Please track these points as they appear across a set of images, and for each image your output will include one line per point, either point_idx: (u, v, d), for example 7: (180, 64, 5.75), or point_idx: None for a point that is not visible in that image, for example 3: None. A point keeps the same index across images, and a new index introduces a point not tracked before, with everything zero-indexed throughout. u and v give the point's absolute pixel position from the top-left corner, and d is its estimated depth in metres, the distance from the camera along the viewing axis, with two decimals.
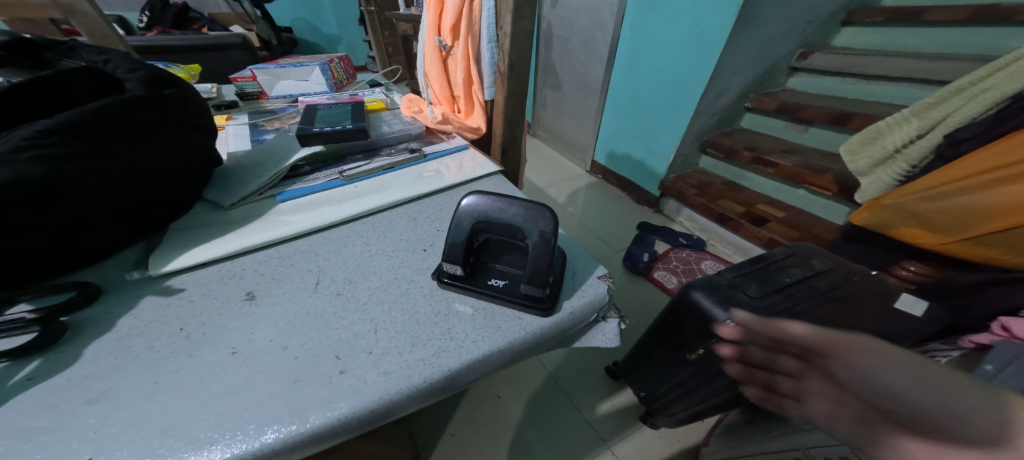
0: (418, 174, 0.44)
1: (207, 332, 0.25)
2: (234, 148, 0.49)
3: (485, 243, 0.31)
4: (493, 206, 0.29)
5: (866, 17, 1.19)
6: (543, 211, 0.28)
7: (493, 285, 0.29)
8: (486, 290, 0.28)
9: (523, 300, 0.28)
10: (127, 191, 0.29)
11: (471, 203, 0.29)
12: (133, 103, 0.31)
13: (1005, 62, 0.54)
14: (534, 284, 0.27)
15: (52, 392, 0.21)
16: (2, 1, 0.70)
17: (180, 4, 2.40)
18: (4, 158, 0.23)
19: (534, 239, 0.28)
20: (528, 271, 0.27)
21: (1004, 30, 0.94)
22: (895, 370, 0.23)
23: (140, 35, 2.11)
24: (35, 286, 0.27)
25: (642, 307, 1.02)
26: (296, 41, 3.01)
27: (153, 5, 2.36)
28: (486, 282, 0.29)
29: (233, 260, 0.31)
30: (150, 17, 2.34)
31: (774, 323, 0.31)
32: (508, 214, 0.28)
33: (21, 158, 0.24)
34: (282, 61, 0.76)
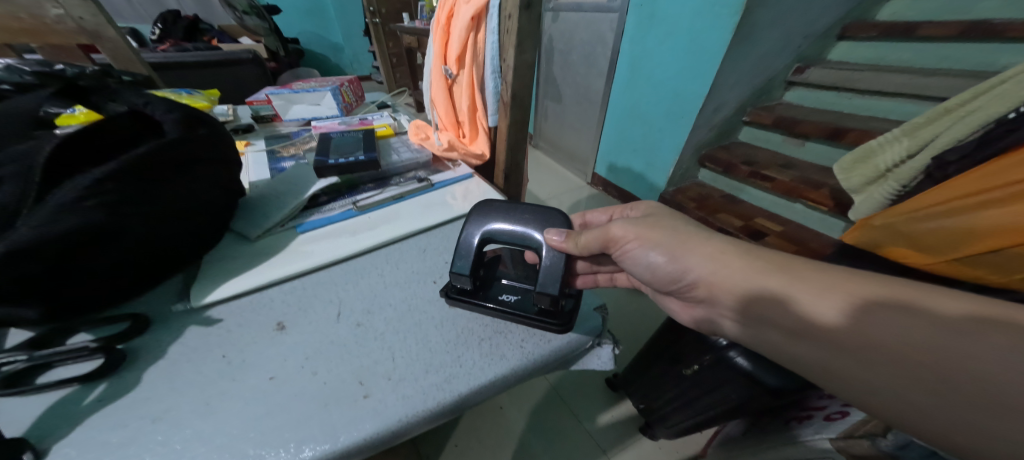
0: (428, 203, 0.47)
1: (246, 358, 0.28)
2: (255, 178, 0.52)
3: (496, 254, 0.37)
4: (498, 227, 0.33)
5: (860, 31, 1.22)
6: (555, 215, 0.33)
7: (506, 299, 0.33)
8: (496, 304, 0.32)
9: (537, 314, 0.31)
10: (162, 233, 0.32)
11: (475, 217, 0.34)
12: (173, 147, 0.34)
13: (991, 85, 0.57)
14: (543, 288, 0.30)
15: (120, 412, 0.24)
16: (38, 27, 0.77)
17: (191, 18, 2.56)
18: (68, 207, 0.26)
19: (551, 240, 0.32)
20: (539, 278, 0.31)
21: (995, 46, 0.97)
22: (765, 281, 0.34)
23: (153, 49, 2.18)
24: (92, 318, 0.30)
25: (642, 320, 1.03)
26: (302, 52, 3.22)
27: (166, 18, 2.52)
28: (500, 296, 0.33)
29: (263, 291, 0.35)
30: (161, 29, 2.47)
31: (642, 229, 0.40)
32: (510, 231, 0.33)
33: (85, 206, 0.27)
34: (294, 85, 0.78)
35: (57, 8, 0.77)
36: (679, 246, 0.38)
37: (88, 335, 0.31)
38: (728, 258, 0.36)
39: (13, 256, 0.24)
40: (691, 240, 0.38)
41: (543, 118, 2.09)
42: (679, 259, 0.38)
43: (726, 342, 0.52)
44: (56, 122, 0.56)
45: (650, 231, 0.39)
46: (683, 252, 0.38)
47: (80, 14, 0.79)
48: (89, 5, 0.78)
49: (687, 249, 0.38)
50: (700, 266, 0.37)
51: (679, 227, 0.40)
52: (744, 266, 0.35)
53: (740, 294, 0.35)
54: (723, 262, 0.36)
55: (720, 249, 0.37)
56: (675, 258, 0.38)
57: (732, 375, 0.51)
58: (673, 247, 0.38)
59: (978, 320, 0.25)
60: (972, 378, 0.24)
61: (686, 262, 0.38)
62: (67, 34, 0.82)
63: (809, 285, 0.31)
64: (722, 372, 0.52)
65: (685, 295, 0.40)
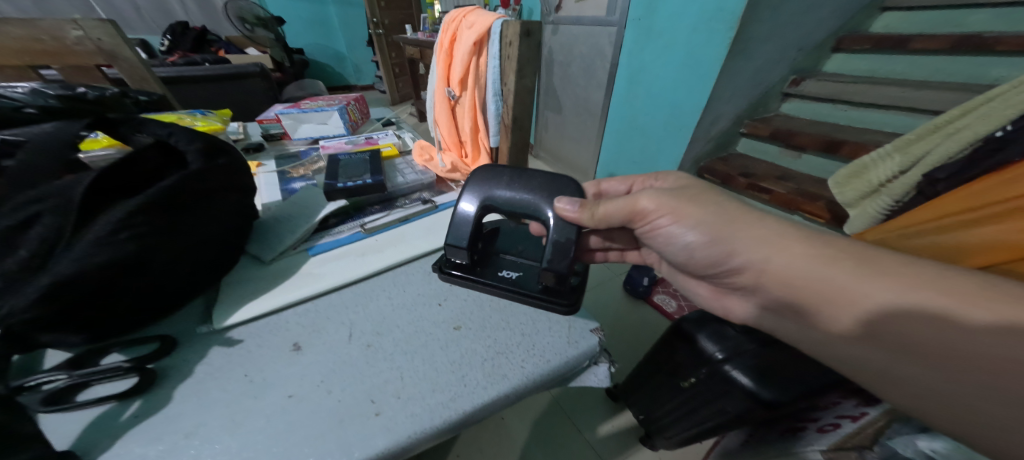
0: (432, 225, 0.49)
1: (267, 377, 0.31)
2: (267, 200, 0.55)
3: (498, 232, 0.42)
4: (503, 194, 0.36)
5: (853, 44, 1.24)
6: (564, 184, 0.36)
7: (510, 277, 0.38)
8: (499, 282, 0.37)
9: (541, 294, 0.36)
10: (185, 261, 0.35)
11: (479, 184, 0.37)
12: (195, 177, 0.36)
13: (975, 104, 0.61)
14: (555, 264, 0.34)
15: (157, 427, 0.27)
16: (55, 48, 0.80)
17: (198, 29, 2.82)
18: (105, 240, 0.29)
19: (562, 209, 0.35)
20: (547, 256, 0.35)
21: (987, 59, 0.99)
22: (818, 265, 0.35)
23: (162, 62, 2.25)
24: (124, 339, 0.33)
25: (641, 330, 1.05)
26: (307, 63, 3.37)
27: (174, 29, 2.77)
28: (505, 276, 0.37)
29: (279, 313, 0.37)
30: (171, 42, 2.75)
31: (677, 203, 0.42)
32: (516, 201, 0.36)
33: (119, 237, 0.30)
34: (303, 104, 0.82)
35: (76, 29, 0.81)
36: (715, 226, 0.40)
37: (119, 355, 0.33)
38: (785, 244, 0.37)
39: (58, 288, 0.27)
40: (742, 224, 0.39)
41: (543, 128, 2.13)
42: (720, 240, 0.41)
43: (722, 356, 0.54)
44: (81, 146, 0.59)
45: (682, 206, 0.42)
46: (720, 232, 0.40)
47: (98, 36, 0.83)
48: (108, 27, 0.83)
49: (738, 236, 0.39)
50: (750, 251, 0.39)
51: (723, 207, 0.41)
52: (808, 255, 0.36)
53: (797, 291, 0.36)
54: (785, 252, 0.37)
55: (778, 233, 0.38)
56: (716, 244, 0.41)
57: (726, 387, 0.53)
58: (715, 227, 0.40)
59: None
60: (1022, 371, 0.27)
61: (732, 245, 0.40)
62: (86, 55, 0.85)
63: (891, 286, 0.32)
64: (717, 385, 0.54)
65: (721, 276, 0.44)
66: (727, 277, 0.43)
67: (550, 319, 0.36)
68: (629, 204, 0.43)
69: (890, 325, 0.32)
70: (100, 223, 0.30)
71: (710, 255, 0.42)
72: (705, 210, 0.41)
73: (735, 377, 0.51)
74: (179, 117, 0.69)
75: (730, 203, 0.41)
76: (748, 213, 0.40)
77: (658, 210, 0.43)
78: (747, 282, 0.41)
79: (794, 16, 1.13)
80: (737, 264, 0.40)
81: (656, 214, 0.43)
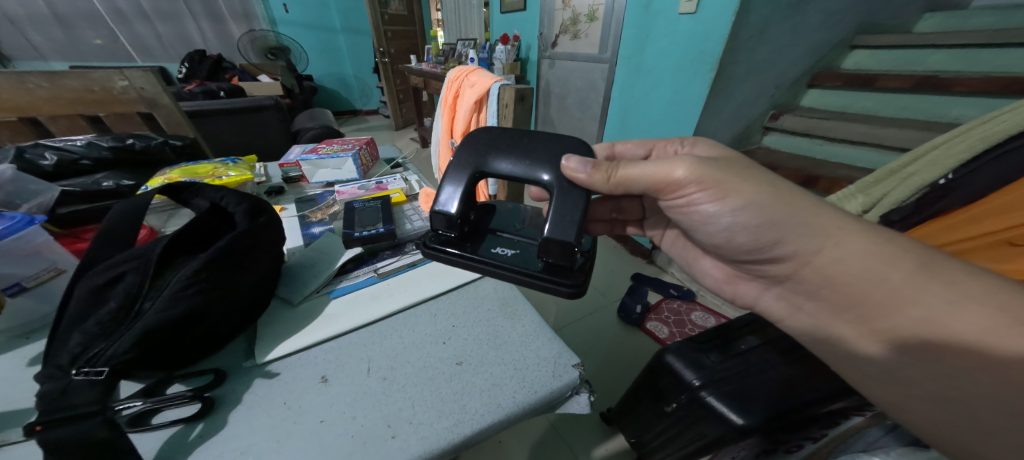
0: (438, 270, 0.56)
1: (301, 405, 0.37)
2: (291, 244, 0.63)
3: (483, 218, 0.48)
4: (504, 166, 0.41)
5: (826, 81, 1.33)
6: (569, 153, 0.40)
7: (504, 254, 0.42)
8: (500, 258, 0.41)
9: (543, 275, 0.39)
10: (232, 309, 0.43)
11: (488, 148, 0.42)
12: (246, 236, 0.45)
13: (924, 151, 0.66)
14: (558, 231, 0.37)
15: (217, 445, 0.34)
16: (103, 99, 0.91)
17: (214, 58, 3.15)
18: (180, 294, 0.38)
19: (579, 172, 0.39)
20: (550, 223, 0.38)
21: (946, 99, 1.08)
22: (865, 260, 0.41)
23: (182, 92, 2.40)
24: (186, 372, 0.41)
25: (634, 356, 1.10)
26: (316, 89, 3.66)
27: (193, 58, 3.11)
28: (504, 254, 0.42)
29: (308, 350, 0.44)
30: (189, 69, 3.07)
31: (721, 175, 0.44)
32: (511, 171, 0.40)
33: (189, 291, 0.39)
34: (321, 149, 0.88)
35: (123, 80, 0.91)
36: (754, 205, 0.44)
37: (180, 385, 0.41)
38: (845, 239, 0.42)
39: (147, 335, 0.35)
40: (792, 206, 0.43)
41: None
42: (760, 222, 0.45)
43: (699, 383, 0.59)
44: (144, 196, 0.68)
45: (724, 180, 0.44)
46: (750, 212, 0.45)
47: (142, 85, 0.93)
48: (149, 76, 0.92)
49: (797, 227, 0.43)
50: (800, 244, 0.44)
51: (774, 185, 0.44)
52: (869, 247, 0.41)
53: (845, 291, 0.42)
54: (845, 246, 0.42)
55: (843, 225, 0.42)
56: (757, 229, 0.46)
57: (705, 413, 0.58)
58: (753, 207, 0.44)
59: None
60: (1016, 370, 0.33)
61: (782, 236, 0.45)
62: (129, 103, 0.95)
63: (925, 303, 0.37)
64: (695, 410, 0.60)
65: (758, 265, 0.51)
66: (764, 265, 0.50)
67: (539, 355, 0.43)
68: (658, 171, 0.45)
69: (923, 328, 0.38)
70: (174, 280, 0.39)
71: (762, 241, 0.47)
72: (747, 185, 0.44)
73: (712, 404, 0.56)
74: (214, 167, 0.75)
75: (776, 183, 0.44)
76: (792, 196, 0.43)
77: (694, 179, 0.45)
78: (787, 272, 0.48)
79: (769, 57, 1.23)
80: (781, 253, 0.46)
81: (692, 184, 0.45)
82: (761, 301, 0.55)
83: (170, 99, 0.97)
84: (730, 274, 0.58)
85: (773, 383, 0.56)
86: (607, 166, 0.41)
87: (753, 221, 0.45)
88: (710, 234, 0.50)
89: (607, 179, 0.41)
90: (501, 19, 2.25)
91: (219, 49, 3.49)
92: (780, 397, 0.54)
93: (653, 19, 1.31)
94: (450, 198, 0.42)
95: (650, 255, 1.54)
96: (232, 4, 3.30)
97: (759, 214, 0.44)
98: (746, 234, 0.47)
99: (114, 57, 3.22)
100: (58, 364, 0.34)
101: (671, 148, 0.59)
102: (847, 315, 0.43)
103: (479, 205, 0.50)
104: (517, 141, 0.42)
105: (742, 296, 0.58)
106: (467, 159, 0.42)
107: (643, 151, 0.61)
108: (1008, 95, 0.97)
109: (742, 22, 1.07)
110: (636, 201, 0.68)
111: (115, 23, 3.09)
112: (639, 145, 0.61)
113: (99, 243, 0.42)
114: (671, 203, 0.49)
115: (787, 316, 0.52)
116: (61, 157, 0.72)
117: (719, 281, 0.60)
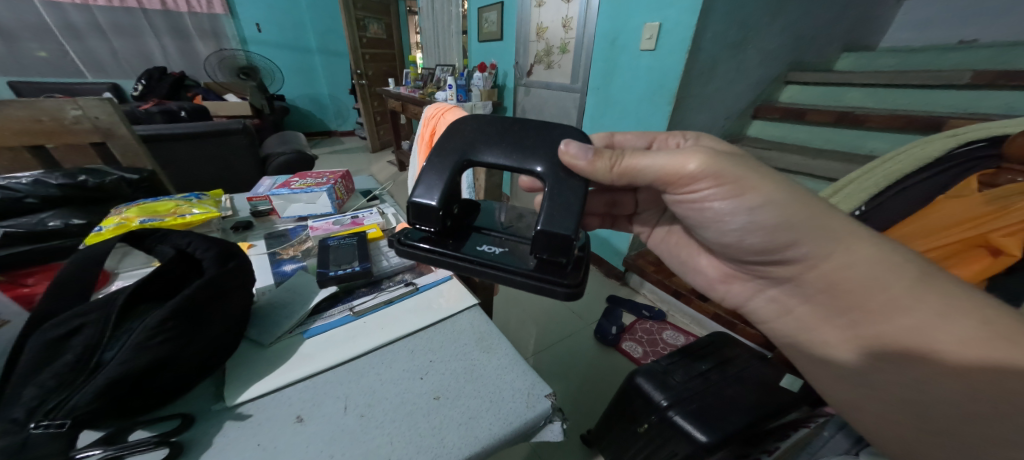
0: (415, 307, 0.57)
1: (277, 446, 0.38)
2: (262, 283, 0.62)
3: (465, 213, 0.49)
4: (496, 156, 0.40)
5: (767, 114, 1.48)
6: (573, 140, 0.41)
7: (489, 250, 0.42)
8: (486, 255, 0.41)
9: (534, 272, 0.39)
10: (200, 354, 0.42)
11: (475, 138, 0.42)
12: (215, 280, 0.45)
13: (847, 181, 0.79)
14: (554, 223, 0.37)
15: None
16: (55, 131, 0.87)
17: (177, 76, 3.04)
18: (145, 344, 0.38)
19: (583, 158, 0.40)
20: (544, 215, 0.38)
21: (864, 134, 1.23)
22: (867, 267, 0.43)
23: (138, 111, 2.29)
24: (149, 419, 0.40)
25: (609, 376, 1.13)
26: (287, 109, 3.61)
27: (151, 76, 2.98)
28: (491, 250, 0.42)
29: (282, 390, 0.44)
30: (146, 86, 2.94)
31: (738, 170, 0.45)
32: (505, 161, 0.40)
33: (155, 341, 0.38)
34: (294, 184, 0.88)
35: (76, 109, 0.86)
36: (772, 204, 0.46)
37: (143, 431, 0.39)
38: (853, 243, 0.44)
39: (114, 386, 0.35)
40: (809, 209, 0.45)
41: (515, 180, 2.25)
42: (778, 223, 0.46)
43: (666, 403, 0.63)
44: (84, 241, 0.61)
45: (744, 177, 0.45)
46: (768, 210, 0.46)
47: (97, 114, 0.89)
48: (107, 106, 0.89)
49: (812, 229, 0.45)
50: (814, 246, 0.45)
51: (794, 187, 0.45)
52: (870, 252, 0.43)
53: (843, 296, 0.45)
54: (853, 251, 0.44)
55: (853, 232, 0.44)
56: (773, 230, 0.47)
57: (673, 432, 0.61)
58: (772, 206, 0.45)
59: (989, 338, 0.37)
60: (974, 375, 0.37)
61: (799, 237, 0.46)
62: (81, 134, 0.89)
63: (920, 314, 0.40)
64: (665, 430, 0.63)
65: (764, 266, 0.53)
66: (769, 267, 0.52)
67: (513, 387, 0.45)
68: (671, 163, 0.46)
69: (904, 337, 0.41)
70: (139, 330, 0.39)
71: (776, 245, 0.48)
72: (767, 182, 0.45)
73: (680, 423, 0.60)
74: (176, 204, 0.73)
75: (796, 185, 0.45)
76: (811, 198, 0.45)
77: (707, 173, 0.45)
78: (790, 274, 0.50)
79: (719, 91, 1.37)
80: (793, 255, 0.48)
81: (705, 176, 0.46)
82: (753, 300, 0.58)
83: (128, 130, 0.94)
84: (727, 274, 0.61)
85: (732, 400, 0.62)
86: (612, 156, 0.43)
87: (770, 221, 0.46)
88: (716, 227, 0.51)
89: (608, 168, 0.42)
90: (479, 46, 2.35)
91: (182, 67, 3.38)
92: (740, 415, 0.60)
93: (618, 54, 1.43)
94: (428, 192, 0.41)
95: (623, 276, 1.61)
96: (200, 23, 3.25)
97: (775, 215, 0.46)
98: (761, 234, 0.48)
99: (59, 72, 3.05)
100: (12, 418, 0.33)
101: (672, 140, 0.60)
102: (836, 320, 0.47)
103: (462, 201, 0.50)
104: (507, 130, 0.41)
105: (734, 296, 0.60)
106: (454, 148, 0.42)
107: (644, 142, 0.62)
108: (908, 131, 1.12)
109: (695, 59, 1.19)
110: (630, 194, 0.70)
111: (65, 38, 2.96)
112: (639, 136, 0.62)
113: (53, 294, 0.42)
114: (683, 197, 0.50)
115: (775, 318, 0.56)
116: (5, 195, 0.68)
117: (713, 280, 0.63)
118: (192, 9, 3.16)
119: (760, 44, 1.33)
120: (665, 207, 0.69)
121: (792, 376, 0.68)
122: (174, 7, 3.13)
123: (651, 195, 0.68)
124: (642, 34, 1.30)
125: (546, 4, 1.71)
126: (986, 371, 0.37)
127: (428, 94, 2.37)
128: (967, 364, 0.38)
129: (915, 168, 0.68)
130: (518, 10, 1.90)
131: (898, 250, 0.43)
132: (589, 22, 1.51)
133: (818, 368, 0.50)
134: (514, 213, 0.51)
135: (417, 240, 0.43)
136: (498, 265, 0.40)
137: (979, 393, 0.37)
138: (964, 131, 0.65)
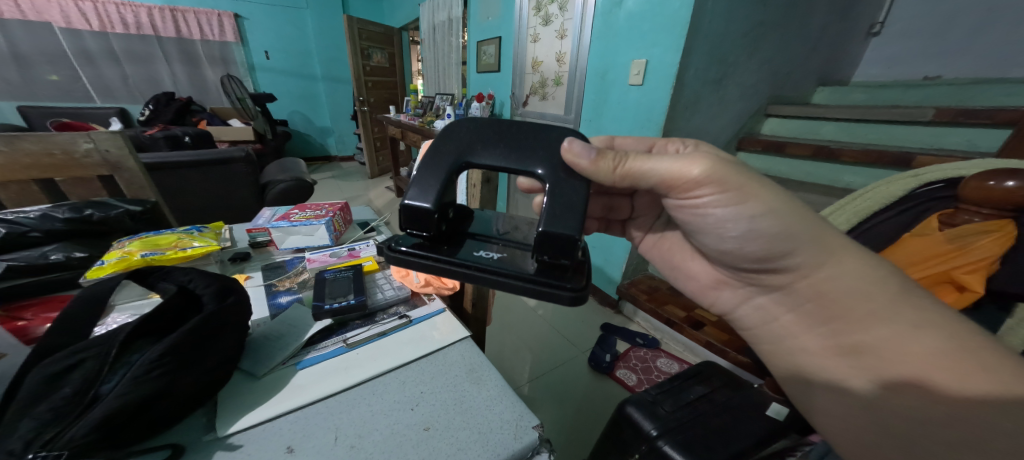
0: (407, 339, 0.59)
1: None
2: (257, 316, 0.63)
3: (457, 223, 0.50)
4: (493, 159, 0.42)
5: (750, 145, 1.56)
6: (578, 142, 0.43)
7: (487, 256, 0.44)
8: (483, 259, 0.43)
9: (532, 278, 0.40)
10: (196, 385, 0.44)
11: (473, 141, 0.44)
12: (215, 316, 0.47)
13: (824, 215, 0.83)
14: (556, 225, 0.39)
15: None
16: (65, 163, 0.90)
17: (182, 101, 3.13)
18: (142, 378, 0.39)
19: (586, 157, 0.43)
20: (545, 217, 0.40)
21: (842, 168, 1.30)
22: (849, 282, 0.45)
23: (141, 135, 2.33)
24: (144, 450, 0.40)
25: (602, 404, 1.12)
26: (288, 135, 3.71)
27: (158, 101, 3.07)
28: (485, 256, 0.44)
29: (273, 420, 0.45)
30: (152, 111, 3.02)
31: (742, 177, 0.46)
32: (505, 162, 0.42)
33: (152, 375, 0.40)
34: (293, 216, 0.91)
35: (88, 142, 0.91)
36: (771, 213, 0.46)
37: None
38: (843, 256, 0.46)
39: (113, 420, 0.37)
40: (806, 220, 0.46)
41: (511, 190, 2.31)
42: (777, 231, 0.47)
43: (655, 433, 0.64)
44: (86, 274, 0.62)
45: (747, 185, 0.46)
46: (768, 219, 0.47)
47: (107, 147, 0.93)
48: (118, 139, 0.94)
49: (807, 239, 0.46)
50: (807, 256, 0.47)
51: (793, 196, 0.46)
52: (857, 265, 0.45)
53: (829, 306, 0.47)
54: (843, 263, 0.46)
55: (843, 244, 0.46)
56: (771, 239, 0.48)
57: None
58: (772, 215, 0.46)
59: (958, 351, 0.40)
60: (949, 387, 0.39)
61: (795, 248, 0.47)
62: (90, 167, 0.93)
63: (897, 325, 0.43)
64: None
65: (757, 274, 0.53)
66: (761, 275, 0.53)
67: (501, 418, 0.46)
68: (675, 167, 0.47)
69: (881, 346, 0.43)
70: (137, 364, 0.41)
71: (772, 254, 0.49)
72: (765, 191, 0.46)
73: (669, 452, 0.60)
74: (177, 237, 0.75)
75: (793, 196, 0.47)
76: (806, 210, 0.47)
77: (712, 178, 0.46)
78: (781, 282, 0.52)
79: (705, 122, 1.43)
80: (787, 264, 0.49)
81: (709, 182, 0.46)
82: (737, 310, 0.59)
83: (135, 163, 0.98)
84: (715, 290, 0.61)
85: (719, 429, 0.63)
86: (614, 158, 0.44)
87: (772, 230, 0.47)
88: (714, 235, 0.52)
89: (609, 169, 0.44)
90: (478, 77, 2.46)
91: (189, 92, 3.49)
92: (729, 445, 0.60)
93: (609, 87, 1.51)
94: (424, 196, 0.43)
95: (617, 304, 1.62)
96: (211, 50, 3.40)
97: (776, 223, 0.47)
98: (760, 242, 0.48)
99: (69, 96, 3.15)
100: (8, 450, 0.33)
101: (672, 146, 0.60)
102: (818, 328, 0.49)
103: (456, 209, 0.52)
104: (502, 134, 0.44)
105: (723, 303, 0.61)
106: (449, 151, 0.44)
107: (643, 147, 0.64)
108: (880, 166, 1.19)
109: (680, 92, 1.27)
110: (627, 198, 0.72)
111: (79, 63, 3.09)
112: (639, 141, 0.64)
113: (52, 332, 0.43)
114: (683, 202, 0.51)
115: (761, 325, 0.56)
116: (10, 229, 0.69)
117: (704, 286, 0.62)
118: (204, 37, 3.32)
119: (740, 78, 1.43)
120: (660, 213, 0.70)
121: (779, 405, 0.68)
122: (187, 35, 3.28)
123: (648, 199, 0.69)
124: (630, 70, 1.38)
125: (541, 40, 1.83)
126: (954, 378, 0.39)
127: (428, 122, 2.46)
128: (939, 378, 0.40)
129: (882, 206, 0.73)
130: (514, 45, 2.02)
131: (878, 265, 0.45)
132: (581, 56, 1.61)
133: (803, 388, 0.51)
134: (510, 224, 0.54)
135: (408, 246, 0.44)
136: (495, 270, 0.41)
137: (954, 406, 0.39)
138: (923, 171, 0.70)
